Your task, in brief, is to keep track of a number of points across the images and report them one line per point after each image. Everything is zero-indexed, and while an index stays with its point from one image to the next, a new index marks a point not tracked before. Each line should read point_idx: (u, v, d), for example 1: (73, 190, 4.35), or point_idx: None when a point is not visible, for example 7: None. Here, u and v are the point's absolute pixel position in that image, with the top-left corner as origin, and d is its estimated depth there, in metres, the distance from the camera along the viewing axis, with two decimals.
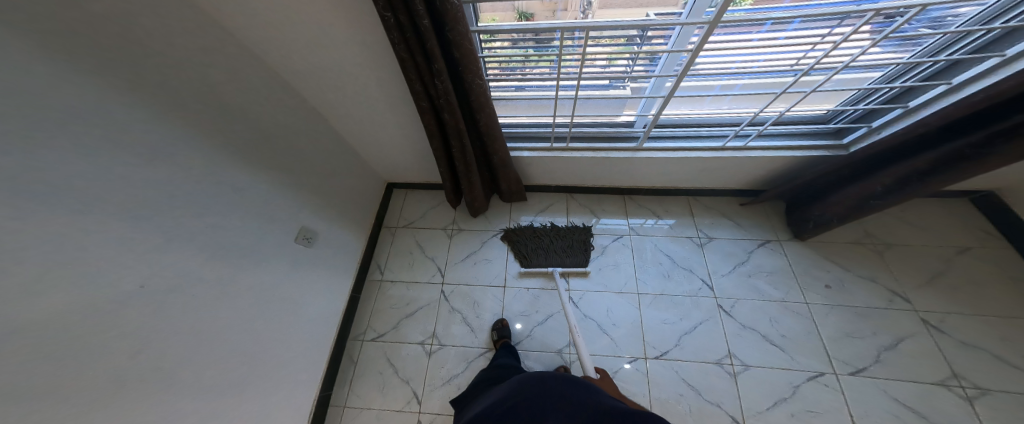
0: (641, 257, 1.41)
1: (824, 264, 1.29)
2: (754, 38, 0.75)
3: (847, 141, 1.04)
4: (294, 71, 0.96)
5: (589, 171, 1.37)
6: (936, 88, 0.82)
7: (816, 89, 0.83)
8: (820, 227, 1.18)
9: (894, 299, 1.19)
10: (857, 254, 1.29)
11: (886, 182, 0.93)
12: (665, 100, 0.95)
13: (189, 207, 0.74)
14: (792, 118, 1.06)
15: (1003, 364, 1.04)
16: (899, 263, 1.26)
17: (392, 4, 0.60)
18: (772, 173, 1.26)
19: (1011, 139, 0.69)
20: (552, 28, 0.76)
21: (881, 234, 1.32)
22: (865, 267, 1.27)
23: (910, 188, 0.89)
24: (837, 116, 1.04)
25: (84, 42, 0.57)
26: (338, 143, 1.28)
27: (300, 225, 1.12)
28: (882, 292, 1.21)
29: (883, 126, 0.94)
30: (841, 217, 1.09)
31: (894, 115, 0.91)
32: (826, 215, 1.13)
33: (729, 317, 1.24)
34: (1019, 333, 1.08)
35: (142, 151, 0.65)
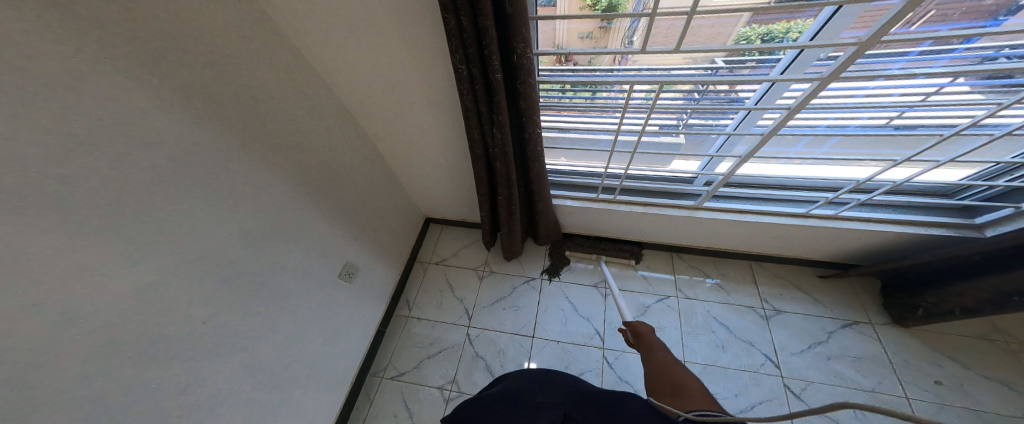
0: (690, 322, 1.26)
1: (932, 356, 1.06)
2: (857, 95, 0.69)
3: (981, 221, 0.90)
4: (366, 111, 1.02)
5: (639, 227, 1.29)
6: None
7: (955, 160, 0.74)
8: (937, 316, 1.00)
9: None
10: (978, 350, 1.06)
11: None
12: (742, 160, 0.90)
13: (243, 237, 0.75)
14: (906, 188, 0.95)
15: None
16: None
17: (469, 58, 0.61)
18: (856, 245, 1.11)
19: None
20: (622, 81, 0.75)
21: (1014, 331, 1.07)
22: (992, 368, 1.02)
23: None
24: (964, 192, 0.91)
25: (207, 80, 0.63)
26: (390, 180, 1.32)
27: (345, 261, 1.14)
28: (1023, 402, 0.95)
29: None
30: (971, 310, 0.92)
31: None
32: (946, 305, 0.96)
33: (800, 400, 1.04)
34: None
35: (218, 181, 0.69)
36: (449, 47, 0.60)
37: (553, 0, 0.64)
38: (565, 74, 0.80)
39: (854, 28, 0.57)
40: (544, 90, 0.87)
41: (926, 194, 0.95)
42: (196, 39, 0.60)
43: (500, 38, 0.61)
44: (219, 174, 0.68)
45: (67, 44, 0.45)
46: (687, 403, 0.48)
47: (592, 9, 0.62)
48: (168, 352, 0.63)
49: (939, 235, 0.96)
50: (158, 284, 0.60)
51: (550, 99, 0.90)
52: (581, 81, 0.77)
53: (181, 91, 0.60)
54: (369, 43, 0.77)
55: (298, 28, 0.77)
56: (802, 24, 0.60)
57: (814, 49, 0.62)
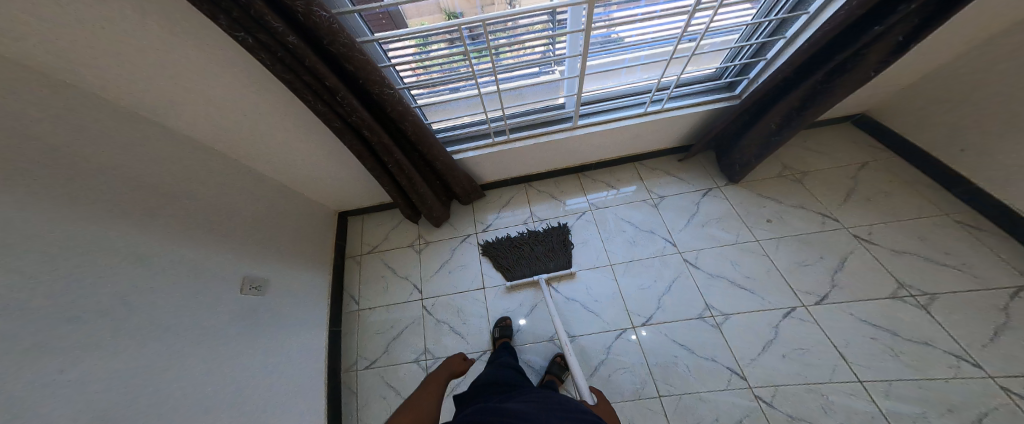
0: (605, 229, 1.42)
1: (759, 200, 1.33)
2: (637, 13, 0.81)
3: (738, 92, 1.11)
4: (187, 121, 0.89)
5: (535, 159, 1.37)
6: (778, 43, 0.92)
7: (694, 54, 0.90)
8: (744, 170, 1.21)
9: (825, 221, 1.24)
10: (783, 185, 1.35)
11: (777, 121, 1.01)
12: (580, 79, 0.97)
13: (104, 280, 0.67)
14: (690, 79, 1.10)
15: (937, 265, 1.08)
16: (816, 185, 1.32)
17: (243, 24, 0.56)
18: (686, 130, 1.30)
19: (844, 74, 0.79)
20: (448, 27, 0.75)
21: (794, 164, 1.39)
22: (792, 196, 1.32)
23: (794, 121, 0.96)
24: (724, 73, 1.11)
25: None
26: (266, 185, 1.23)
27: (243, 275, 1.06)
28: (814, 217, 1.25)
29: (757, 76, 1.03)
30: (759, 156, 1.13)
31: (760, 67, 1.00)
32: (746, 156, 1.17)
33: (697, 268, 1.27)
34: (932, 231, 1.14)
35: (39, 226, 0.59)
36: (209, 17, 0.54)
37: None
38: (405, 48, 0.86)
39: None
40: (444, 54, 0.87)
41: (703, 81, 1.12)
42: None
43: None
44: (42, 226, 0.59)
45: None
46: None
47: None
48: (105, 407, 0.61)
49: (718, 109, 1.15)
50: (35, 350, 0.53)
51: (453, 65, 0.93)
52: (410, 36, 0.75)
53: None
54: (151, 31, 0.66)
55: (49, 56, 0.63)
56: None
57: None
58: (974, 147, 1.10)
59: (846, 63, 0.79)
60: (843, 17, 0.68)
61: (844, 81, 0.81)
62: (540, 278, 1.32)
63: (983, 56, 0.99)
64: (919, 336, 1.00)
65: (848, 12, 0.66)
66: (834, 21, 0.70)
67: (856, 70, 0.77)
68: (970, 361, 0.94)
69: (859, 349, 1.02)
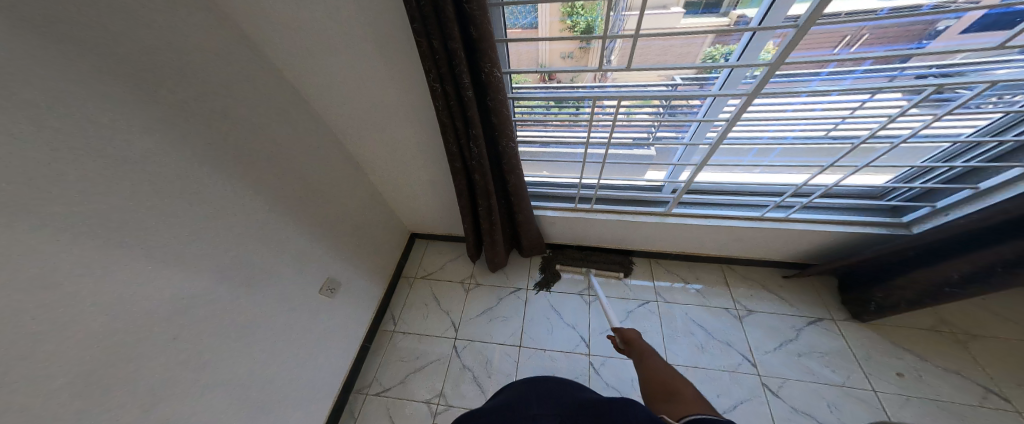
0: (670, 325, 1.30)
1: (892, 349, 1.13)
2: (788, 108, 0.79)
3: (908, 219, 1.01)
4: (348, 132, 1.06)
5: (620, 235, 1.35)
6: (1006, 172, 0.79)
7: (869, 165, 0.86)
8: (886, 310, 1.08)
9: (988, 395, 1.00)
10: (935, 342, 1.13)
11: (962, 271, 0.87)
12: (698, 166, 0.98)
13: (223, 252, 0.77)
14: (842, 191, 1.05)
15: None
16: (988, 357, 1.08)
17: (442, 76, 0.66)
18: (815, 245, 1.20)
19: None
20: (585, 96, 0.82)
21: (959, 322, 1.16)
22: (944, 357, 1.09)
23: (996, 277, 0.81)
24: (891, 193, 1.03)
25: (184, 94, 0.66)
26: (373, 197, 1.36)
27: (326, 276, 1.15)
28: (971, 387, 1.03)
29: (949, 207, 0.91)
30: (912, 302, 1.01)
31: (961, 196, 0.88)
32: (892, 299, 1.06)
33: (777, 396, 1.09)
34: None
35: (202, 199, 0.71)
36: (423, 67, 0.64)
37: (534, 24, 0.70)
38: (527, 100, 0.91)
39: (775, 36, 0.64)
40: (532, 108, 0.93)
41: (861, 197, 1.06)
42: (174, 60, 0.64)
43: (471, 59, 0.66)
44: (198, 187, 0.70)
45: (29, 57, 0.46)
46: (682, 409, 0.45)
47: (572, 31, 0.69)
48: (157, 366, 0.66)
49: (875, 231, 1.06)
50: (132, 296, 0.61)
51: (537, 117, 0.96)
52: (549, 97, 0.84)
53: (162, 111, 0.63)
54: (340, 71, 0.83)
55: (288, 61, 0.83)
56: (731, 47, 0.69)
57: (742, 68, 0.72)
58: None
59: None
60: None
61: None
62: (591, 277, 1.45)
63: None
64: None
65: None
66: None
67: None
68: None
69: None
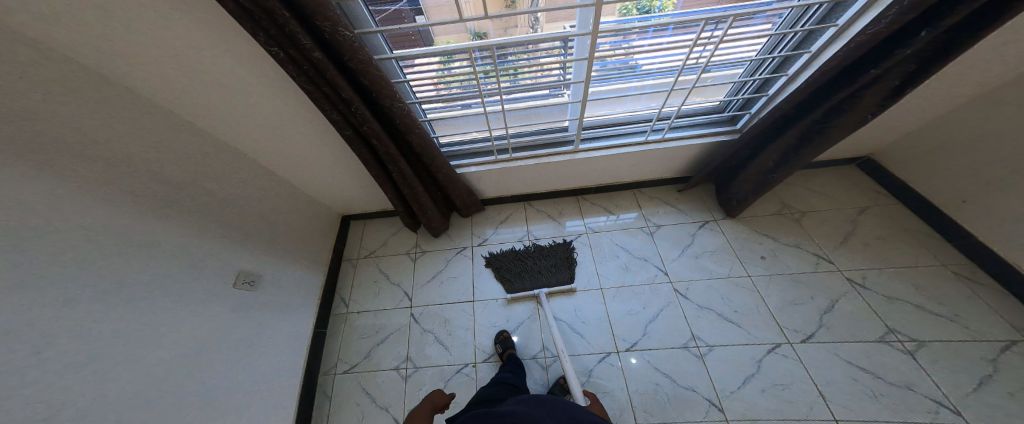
0: (600, 253, 1.46)
1: (756, 237, 1.39)
2: (644, 44, 0.87)
3: (739, 126, 1.17)
4: (212, 119, 0.95)
5: (537, 178, 1.43)
6: (780, 80, 0.98)
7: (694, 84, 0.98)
8: (743, 204, 1.28)
9: (820, 262, 1.29)
10: (780, 223, 1.41)
11: (774, 157, 1.08)
12: (583, 104, 1.04)
13: (93, 266, 0.71)
14: (692, 110, 1.18)
15: (928, 314, 1.12)
16: (815, 228, 1.37)
17: (277, 40, 0.62)
18: (690, 161, 1.37)
19: (840, 115, 0.85)
20: (458, 50, 0.82)
21: (796, 204, 1.45)
22: (791, 235, 1.37)
23: (791, 159, 1.03)
24: (727, 106, 1.17)
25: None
26: (277, 182, 1.28)
27: (238, 269, 1.10)
28: (809, 257, 1.30)
29: (759, 112, 1.09)
30: (755, 193, 1.21)
31: (762, 103, 1.07)
32: (744, 191, 1.25)
33: (686, 299, 1.30)
34: (931, 283, 1.18)
35: (41, 213, 0.64)
36: (247, 31, 0.60)
37: None
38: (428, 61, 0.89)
39: None
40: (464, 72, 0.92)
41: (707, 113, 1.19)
42: None
43: (300, 16, 0.62)
44: (29, 211, 0.62)
45: None
46: None
47: None
48: (68, 391, 0.64)
49: (718, 141, 1.22)
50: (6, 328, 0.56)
51: (470, 82, 0.96)
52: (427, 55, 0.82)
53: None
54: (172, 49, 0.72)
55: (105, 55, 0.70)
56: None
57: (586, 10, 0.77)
58: (974, 199, 1.15)
59: (842, 105, 0.85)
60: (841, 57, 0.74)
61: (841, 121, 0.86)
62: (540, 294, 1.36)
63: (983, 109, 1.06)
64: (901, 379, 1.03)
65: (846, 52, 0.73)
66: (833, 60, 0.76)
67: (852, 112, 0.83)
68: (950, 408, 0.96)
69: (845, 395, 1.03)
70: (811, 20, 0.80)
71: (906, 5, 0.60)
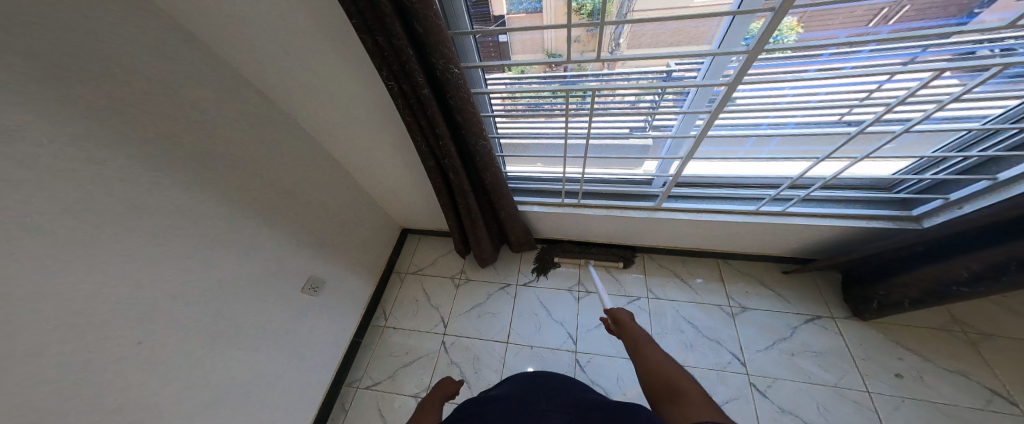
0: (659, 323, 1.28)
1: (892, 349, 1.10)
2: (783, 98, 0.74)
3: (917, 213, 0.95)
4: (320, 131, 1.05)
5: (609, 229, 1.32)
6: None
7: (869, 154, 0.79)
8: (888, 308, 1.05)
9: (993, 399, 0.97)
10: (936, 340, 1.09)
11: (975, 269, 0.81)
12: (684, 162, 0.94)
13: (192, 258, 0.78)
14: (843, 182, 1.01)
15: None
16: (1003, 360, 1.02)
17: (397, 74, 0.64)
18: (815, 240, 1.15)
19: None
20: (557, 89, 0.79)
21: (975, 322, 1.10)
22: (953, 359, 1.05)
23: (1007, 277, 0.75)
24: (900, 184, 0.97)
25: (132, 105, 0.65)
26: (358, 194, 1.35)
27: (309, 276, 1.16)
28: (977, 390, 0.99)
29: (965, 199, 0.85)
30: (917, 301, 0.97)
31: (975, 188, 0.82)
32: (897, 296, 1.01)
33: (766, 397, 1.06)
34: None
35: (167, 209, 0.73)
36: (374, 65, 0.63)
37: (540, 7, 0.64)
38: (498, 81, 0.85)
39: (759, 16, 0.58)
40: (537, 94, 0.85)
41: (867, 187, 1.00)
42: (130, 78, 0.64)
43: (421, 55, 0.64)
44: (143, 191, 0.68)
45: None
46: (684, 413, 0.39)
47: (578, 13, 0.62)
48: (130, 373, 0.68)
49: (882, 225, 1.01)
50: (94, 309, 0.62)
51: (541, 104, 0.89)
52: (515, 90, 0.81)
53: (93, 108, 0.60)
54: (299, 76, 0.81)
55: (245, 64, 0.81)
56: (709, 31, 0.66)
57: (723, 55, 0.69)
58: None
59: None
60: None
61: None
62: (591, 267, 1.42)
63: None
64: None
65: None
66: None
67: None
68: None
69: None
70: None
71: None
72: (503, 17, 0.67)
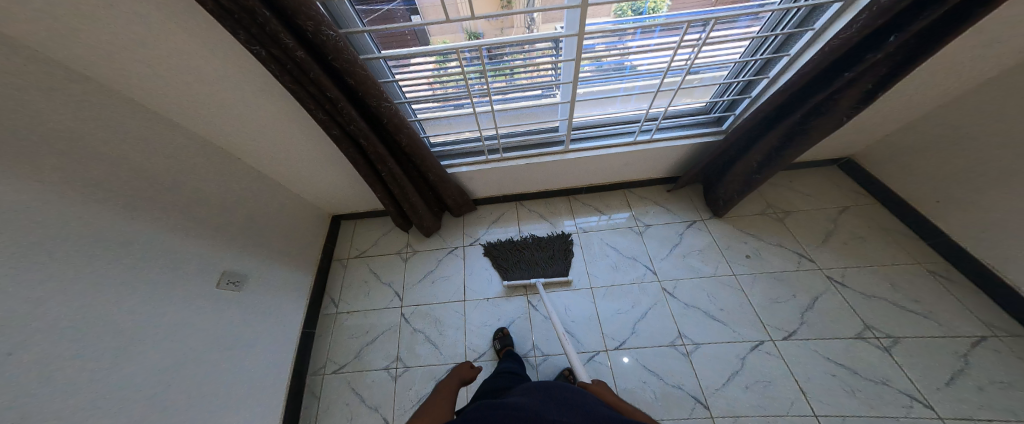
0: (591, 252, 1.48)
1: (740, 236, 1.42)
2: (631, 46, 0.89)
3: (724, 127, 1.20)
4: (193, 117, 0.92)
5: (527, 178, 1.44)
6: (761, 83, 1.02)
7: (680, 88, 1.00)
8: (728, 203, 1.31)
9: (801, 260, 1.32)
10: (765, 223, 1.44)
11: (757, 159, 1.10)
12: (572, 105, 1.06)
13: (75, 271, 0.70)
14: (676, 111, 1.20)
15: (903, 311, 1.16)
16: (798, 227, 1.41)
17: (260, 39, 0.62)
18: (680, 161, 1.40)
19: (819, 116, 0.88)
20: (446, 50, 0.81)
21: (779, 204, 1.49)
22: (773, 234, 1.41)
23: (774, 161, 1.05)
24: (714, 107, 1.20)
25: None
26: (263, 182, 1.26)
27: (221, 270, 1.07)
28: (791, 255, 1.34)
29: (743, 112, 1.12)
30: (740, 192, 1.24)
31: (745, 104, 1.09)
32: (730, 192, 1.28)
33: (674, 297, 1.32)
34: (906, 280, 1.22)
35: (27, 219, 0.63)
36: (227, 29, 0.59)
37: None
38: (424, 62, 0.90)
39: None
40: (454, 73, 0.93)
41: (693, 114, 1.22)
42: None
43: (282, 16, 0.62)
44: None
45: None
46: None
47: None
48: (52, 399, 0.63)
49: (703, 141, 1.25)
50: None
51: (461, 82, 0.97)
52: (411, 56, 0.82)
53: None
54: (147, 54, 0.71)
55: (69, 50, 0.67)
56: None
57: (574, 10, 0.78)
58: (948, 199, 1.20)
59: (820, 106, 0.88)
60: (817, 61, 0.76)
61: (818, 123, 0.89)
62: (538, 283, 1.36)
63: (954, 111, 1.10)
64: (879, 375, 1.07)
65: (823, 55, 0.75)
66: (809, 64, 0.78)
67: (830, 114, 0.85)
68: (922, 401, 1.00)
69: (828, 397, 1.05)
70: (791, 24, 0.83)
71: (876, 10, 0.63)
72: None
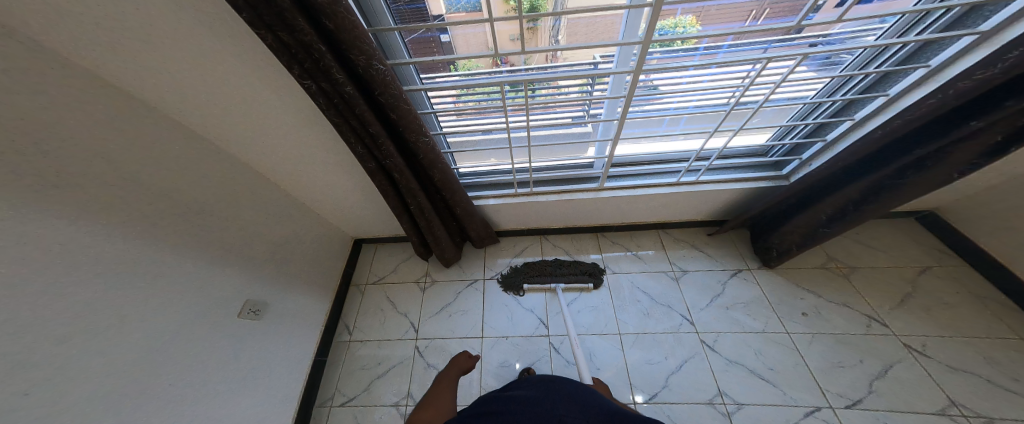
0: (619, 296, 1.37)
1: (796, 291, 1.29)
2: (684, 80, 0.85)
3: (785, 172, 1.13)
4: (235, 144, 0.94)
5: (559, 213, 1.39)
6: (842, 125, 0.92)
7: (743, 127, 0.93)
8: (784, 255, 1.22)
9: (871, 324, 1.17)
10: (823, 277, 1.31)
11: (828, 212, 1.01)
12: (615, 141, 1.00)
13: (98, 302, 0.68)
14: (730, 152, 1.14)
15: (1006, 392, 0.98)
16: (865, 285, 1.27)
17: (311, 72, 0.61)
18: (727, 204, 1.32)
19: (922, 170, 0.79)
20: (491, 83, 0.80)
21: (843, 257, 1.36)
22: (836, 292, 1.27)
23: (849, 214, 0.97)
24: (772, 150, 1.13)
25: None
26: (294, 207, 1.27)
27: (245, 298, 1.05)
28: (859, 318, 1.19)
29: (812, 158, 1.02)
30: (800, 244, 1.14)
31: (816, 149, 1.01)
32: (785, 244, 1.19)
33: (714, 351, 1.19)
34: (1008, 356, 1.05)
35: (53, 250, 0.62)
36: (283, 65, 0.59)
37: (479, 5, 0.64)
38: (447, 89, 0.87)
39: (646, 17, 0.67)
40: (484, 96, 0.88)
41: (747, 156, 1.16)
42: None
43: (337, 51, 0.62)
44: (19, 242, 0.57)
45: None
46: None
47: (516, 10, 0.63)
48: None
49: (762, 186, 1.17)
50: None
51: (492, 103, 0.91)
52: (457, 87, 0.80)
53: None
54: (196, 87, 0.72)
55: (133, 81, 0.70)
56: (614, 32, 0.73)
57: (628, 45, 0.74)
58: None
59: (923, 159, 0.79)
60: (927, 108, 0.68)
61: (919, 178, 0.81)
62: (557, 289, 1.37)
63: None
64: None
65: (934, 104, 0.67)
66: (920, 108, 0.69)
67: (937, 168, 0.78)
68: None
69: None
70: (888, 62, 0.77)
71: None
72: (442, 15, 0.67)
